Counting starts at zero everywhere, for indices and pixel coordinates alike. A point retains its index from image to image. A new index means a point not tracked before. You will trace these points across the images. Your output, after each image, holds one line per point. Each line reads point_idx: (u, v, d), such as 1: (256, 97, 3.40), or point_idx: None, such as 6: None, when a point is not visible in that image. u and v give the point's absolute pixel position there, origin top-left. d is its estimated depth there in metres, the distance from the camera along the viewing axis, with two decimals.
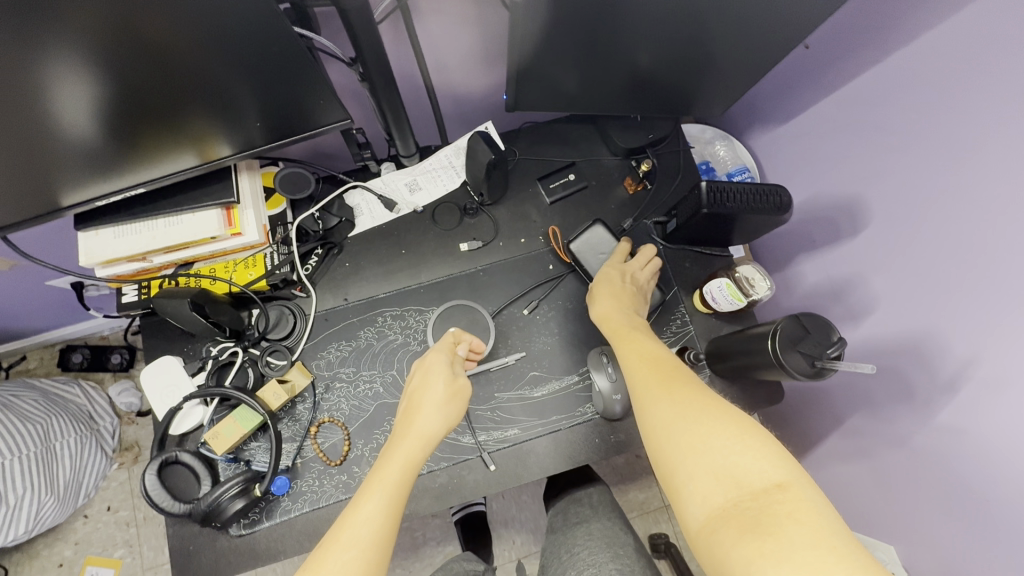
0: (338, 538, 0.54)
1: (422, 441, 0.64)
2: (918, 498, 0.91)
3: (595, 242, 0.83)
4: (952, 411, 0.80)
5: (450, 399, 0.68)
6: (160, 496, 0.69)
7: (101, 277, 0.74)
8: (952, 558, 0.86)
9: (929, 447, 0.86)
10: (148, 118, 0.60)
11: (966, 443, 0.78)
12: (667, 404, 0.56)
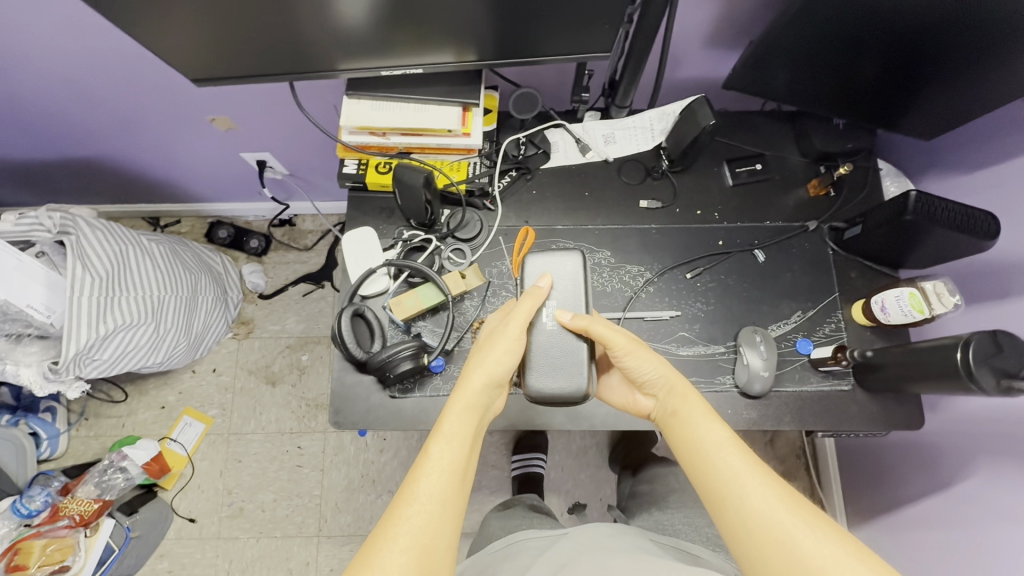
0: (416, 484, 0.59)
1: (476, 395, 0.66)
2: None
3: (560, 271, 0.73)
4: None
5: (502, 360, 0.68)
6: (344, 336, 0.78)
7: (345, 140, 0.85)
8: None
9: None
10: (457, 8, 0.67)
11: None
12: (784, 517, 0.57)
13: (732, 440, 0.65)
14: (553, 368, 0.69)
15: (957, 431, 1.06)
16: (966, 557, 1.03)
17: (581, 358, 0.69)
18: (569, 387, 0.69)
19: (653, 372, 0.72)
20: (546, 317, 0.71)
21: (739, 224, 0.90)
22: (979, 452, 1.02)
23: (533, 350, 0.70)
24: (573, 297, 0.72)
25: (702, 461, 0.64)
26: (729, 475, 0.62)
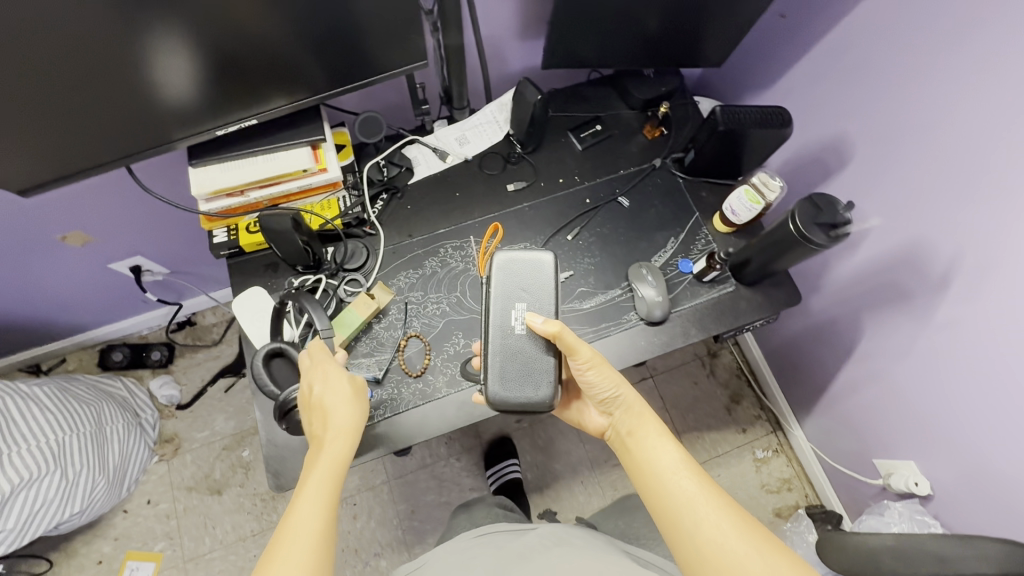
0: (280, 553, 0.56)
1: (335, 449, 0.67)
2: (935, 398, 1.06)
3: (533, 273, 0.74)
4: (946, 305, 0.96)
5: (342, 404, 0.70)
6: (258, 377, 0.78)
7: (205, 210, 0.84)
8: (966, 443, 1.02)
9: (934, 345, 1.02)
10: (267, 51, 0.70)
11: (966, 329, 0.94)
12: (736, 542, 0.62)
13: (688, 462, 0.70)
14: (522, 380, 0.72)
15: (842, 300, 1.20)
16: (890, 404, 1.17)
17: (544, 367, 0.72)
18: (532, 396, 0.72)
19: (611, 389, 0.75)
20: (516, 322, 0.73)
21: (599, 180, 0.99)
22: (864, 311, 1.15)
23: (508, 360, 0.72)
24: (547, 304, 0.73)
25: (660, 486, 0.69)
26: (688, 499, 0.66)
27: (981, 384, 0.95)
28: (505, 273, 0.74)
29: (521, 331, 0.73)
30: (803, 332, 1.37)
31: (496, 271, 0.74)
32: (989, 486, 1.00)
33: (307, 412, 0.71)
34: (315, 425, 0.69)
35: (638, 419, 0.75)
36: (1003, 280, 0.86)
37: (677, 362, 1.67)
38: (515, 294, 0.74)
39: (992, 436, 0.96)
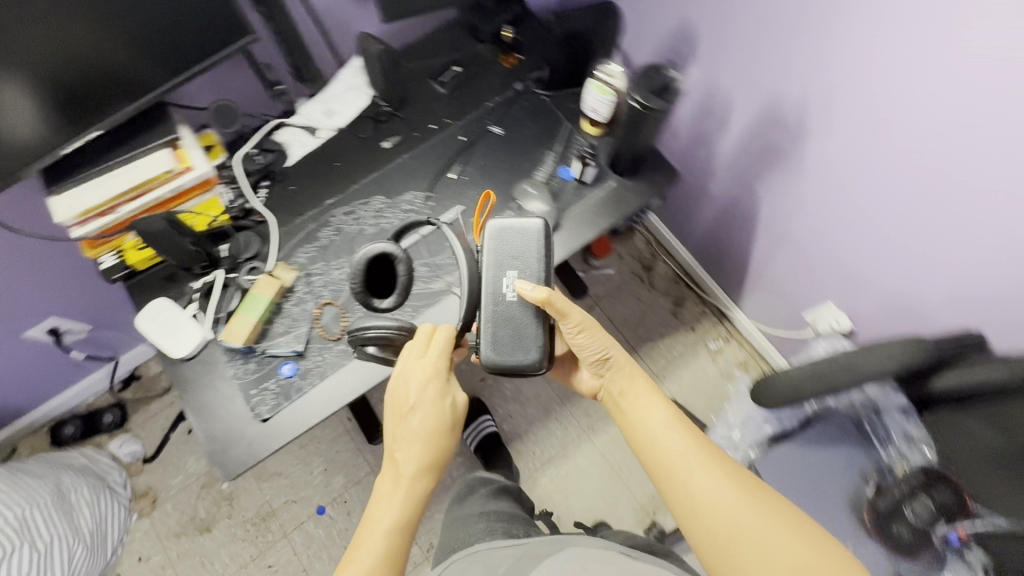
0: (367, 534, 0.69)
1: (417, 482, 0.73)
2: (829, 238, 1.14)
3: (515, 235, 0.75)
4: (809, 146, 1.04)
5: (438, 437, 0.74)
6: (359, 277, 0.80)
7: (78, 239, 0.83)
8: (864, 269, 1.11)
9: (812, 188, 1.10)
10: (84, 51, 0.71)
11: (829, 162, 1.02)
12: (720, 489, 0.65)
13: (678, 419, 0.73)
14: (512, 346, 0.73)
15: (732, 175, 1.28)
16: (799, 258, 1.26)
17: (532, 335, 0.73)
18: (522, 360, 0.73)
19: (603, 349, 0.77)
20: (504, 288, 0.74)
21: (468, 116, 1.03)
22: (750, 179, 1.23)
23: (496, 329, 0.74)
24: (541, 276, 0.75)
25: (649, 445, 0.72)
26: (674, 454, 0.69)
27: (852, 209, 1.04)
28: (497, 241, 0.75)
29: (511, 299, 0.74)
30: (715, 219, 1.45)
31: (489, 238, 0.75)
32: (886, 297, 1.10)
33: (391, 426, 0.75)
34: (394, 447, 0.74)
35: (628, 380, 0.78)
36: (841, 105, 0.94)
37: (616, 286, 1.74)
38: (506, 263, 0.75)
39: (880, 253, 1.05)
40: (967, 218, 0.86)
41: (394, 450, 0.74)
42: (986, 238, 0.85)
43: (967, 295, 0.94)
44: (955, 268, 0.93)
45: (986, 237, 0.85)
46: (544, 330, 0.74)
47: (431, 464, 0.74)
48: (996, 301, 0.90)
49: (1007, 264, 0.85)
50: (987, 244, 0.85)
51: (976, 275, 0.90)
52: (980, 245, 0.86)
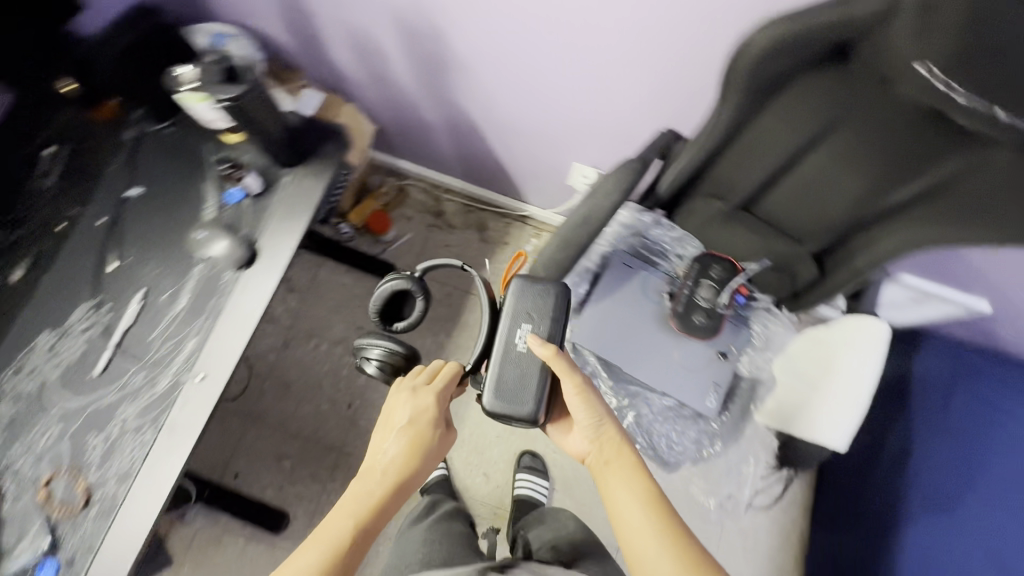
0: (317, 536, 0.80)
1: (379, 501, 0.83)
2: (530, 112, 1.19)
3: (537, 312, 0.92)
4: (456, 43, 1.06)
5: (414, 459, 0.86)
6: (382, 294, 0.92)
7: None
8: (569, 123, 1.18)
9: (487, 78, 1.13)
10: None
11: (479, 50, 1.05)
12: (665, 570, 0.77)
13: (630, 458, 0.89)
14: (512, 397, 0.90)
15: (424, 97, 1.27)
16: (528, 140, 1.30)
17: (533, 386, 0.90)
18: (518, 408, 0.90)
19: (590, 416, 0.90)
20: (517, 341, 0.92)
21: (96, 197, 0.99)
22: (438, 94, 1.24)
23: (506, 377, 0.91)
24: (547, 331, 0.92)
25: (617, 513, 0.85)
26: (629, 514, 0.83)
27: (520, 73, 1.07)
28: (517, 299, 0.93)
29: (521, 349, 0.91)
30: (453, 142, 1.44)
31: (512, 294, 0.93)
32: (598, 131, 1.17)
33: (376, 446, 0.88)
34: (369, 467, 0.86)
35: (613, 444, 0.90)
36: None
37: (419, 245, 1.72)
38: (520, 319, 0.93)
39: (568, 105, 1.12)
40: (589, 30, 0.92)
41: (369, 472, 0.86)
42: (610, 40, 0.93)
43: (637, 94, 1.03)
44: (613, 77, 1.01)
45: (609, 39, 0.93)
46: (543, 379, 0.91)
47: (400, 489, 0.85)
48: (653, 86, 1.00)
49: (636, 53, 0.94)
50: (613, 43, 0.93)
51: (628, 74, 0.99)
52: (610, 46, 0.94)
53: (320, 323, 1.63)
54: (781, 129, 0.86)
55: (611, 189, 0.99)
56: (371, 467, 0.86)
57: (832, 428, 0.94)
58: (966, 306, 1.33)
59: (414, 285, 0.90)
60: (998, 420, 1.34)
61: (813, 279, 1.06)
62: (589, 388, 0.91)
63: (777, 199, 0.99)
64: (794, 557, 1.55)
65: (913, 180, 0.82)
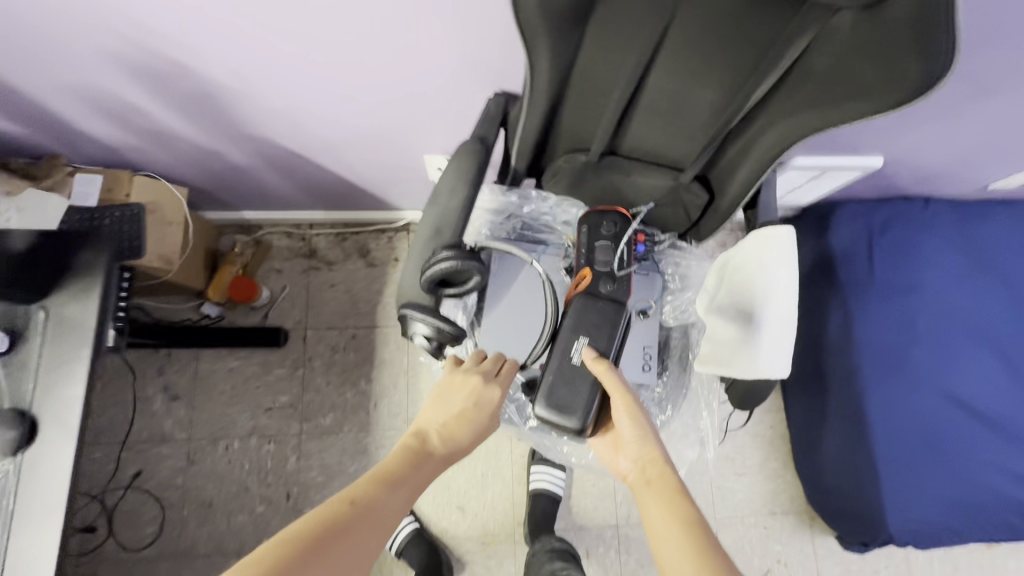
0: (335, 504, 0.65)
1: (422, 470, 0.75)
2: (341, 122, 1.02)
3: (596, 323, 0.89)
4: (210, 65, 0.86)
5: (471, 427, 0.80)
6: (434, 272, 0.77)
7: None
8: (388, 122, 1.02)
9: (268, 98, 0.94)
10: None
11: (239, 66, 0.86)
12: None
13: (665, 477, 0.78)
14: (559, 407, 0.87)
15: (218, 139, 1.06)
16: (361, 153, 1.14)
17: (583, 398, 0.87)
18: (563, 420, 0.87)
19: (636, 430, 0.84)
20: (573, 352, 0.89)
21: None
22: (230, 131, 1.03)
23: (560, 385, 0.88)
24: (606, 343, 0.89)
25: (654, 529, 0.72)
26: (670, 524, 0.71)
27: (297, 76, 0.89)
28: (578, 313, 0.91)
29: (576, 361, 0.88)
30: (285, 177, 1.24)
31: (572, 306, 0.91)
32: (427, 113, 0.99)
33: (432, 418, 0.80)
34: (423, 440, 0.78)
35: (660, 469, 0.79)
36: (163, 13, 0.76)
37: (302, 294, 1.51)
38: (577, 332, 0.90)
39: (376, 102, 0.96)
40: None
41: (424, 445, 0.78)
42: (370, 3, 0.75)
43: (440, 58, 0.85)
44: (404, 47, 0.83)
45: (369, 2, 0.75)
46: (593, 397, 0.87)
47: (449, 462, 0.79)
48: (452, 42, 0.82)
49: (409, 10, 0.76)
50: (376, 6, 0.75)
51: (417, 37, 0.81)
52: (375, 11, 0.76)
53: (222, 421, 1.43)
54: (607, 58, 0.73)
55: (455, 185, 0.83)
56: (423, 438, 0.79)
57: (769, 356, 0.84)
58: (861, 166, 1.25)
59: (471, 262, 0.77)
60: (915, 268, 1.36)
61: (705, 204, 0.95)
62: (636, 404, 0.85)
63: (636, 134, 0.87)
64: (784, 463, 1.53)
65: (769, 71, 0.71)
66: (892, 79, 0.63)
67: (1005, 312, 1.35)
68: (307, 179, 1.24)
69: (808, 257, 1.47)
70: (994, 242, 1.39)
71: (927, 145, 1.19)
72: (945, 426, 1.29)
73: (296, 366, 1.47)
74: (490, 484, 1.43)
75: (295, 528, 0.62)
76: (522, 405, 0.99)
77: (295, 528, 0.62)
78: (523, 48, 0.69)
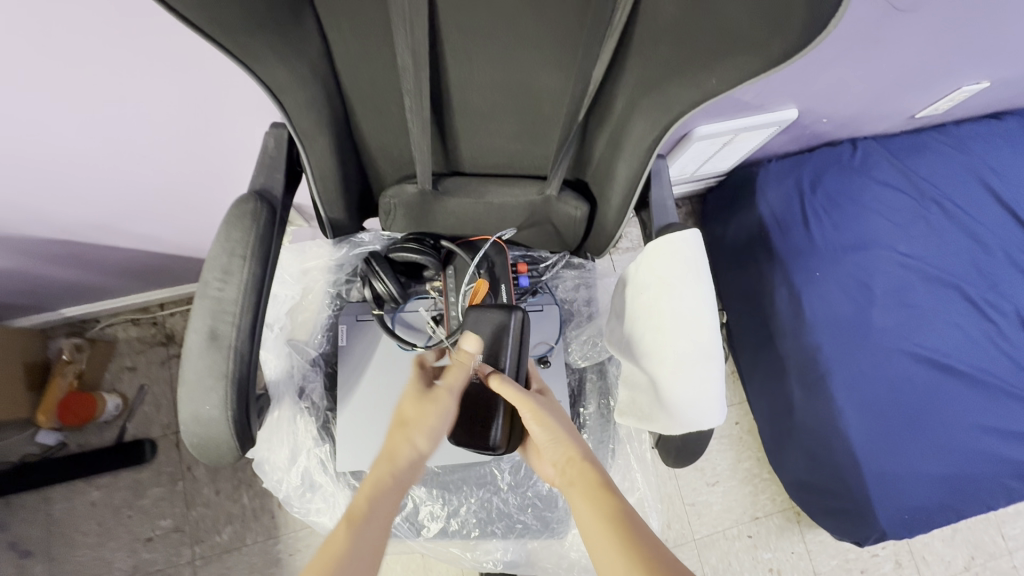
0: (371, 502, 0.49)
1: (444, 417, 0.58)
2: (103, 192, 0.77)
3: (486, 333, 0.65)
4: None
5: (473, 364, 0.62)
6: (401, 249, 0.76)
7: None
8: (169, 180, 0.78)
9: None
10: None
11: None
12: None
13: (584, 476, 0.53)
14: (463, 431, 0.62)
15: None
16: (162, 222, 0.89)
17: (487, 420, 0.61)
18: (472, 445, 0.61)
19: (545, 434, 0.58)
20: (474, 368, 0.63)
21: None
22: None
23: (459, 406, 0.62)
24: (508, 344, 0.64)
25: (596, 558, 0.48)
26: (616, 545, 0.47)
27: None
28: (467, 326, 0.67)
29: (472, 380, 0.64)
30: (84, 267, 0.97)
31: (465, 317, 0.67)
32: (203, 159, 0.76)
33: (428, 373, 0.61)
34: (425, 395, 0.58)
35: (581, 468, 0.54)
36: None
37: (167, 393, 1.24)
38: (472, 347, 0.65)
39: (133, 161, 0.72)
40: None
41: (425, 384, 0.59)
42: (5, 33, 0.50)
43: (169, 89, 0.62)
44: (108, 86, 0.59)
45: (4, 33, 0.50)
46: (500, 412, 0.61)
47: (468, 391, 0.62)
48: (173, 68, 0.59)
49: (74, 34, 0.52)
50: (18, 34, 0.51)
51: (118, 69, 0.57)
52: (25, 45, 0.52)
53: (93, 569, 1.13)
54: (382, 47, 0.50)
55: (228, 264, 0.58)
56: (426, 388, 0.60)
57: (697, 405, 0.63)
58: (776, 123, 1.07)
59: (426, 257, 0.75)
60: (855, 221, 1.18)
61: (587, 214, 0.73)
62: (542, 404, 0.60)
63: (471, 145, 0.65)
64: (757, 459, 1.37)
65: (606, 34, 0.49)
66: (768, 17, 0.42)
67: (961, 250, 1.18)
68: (112, 262, 0.97)
69: (741, 230, 1.29)
70: (935, 174, 1.23)
71: (841, 85, 1.02)
72: (922, 392, 1.09)
73: (174, 481, 1.19)
74: (433, 565, 1.13)
75: (335, 536, 0.46)
76: (412, 516, 0.76)
77: (335, 533, 0.46)
78: (239, 64, 0.45)
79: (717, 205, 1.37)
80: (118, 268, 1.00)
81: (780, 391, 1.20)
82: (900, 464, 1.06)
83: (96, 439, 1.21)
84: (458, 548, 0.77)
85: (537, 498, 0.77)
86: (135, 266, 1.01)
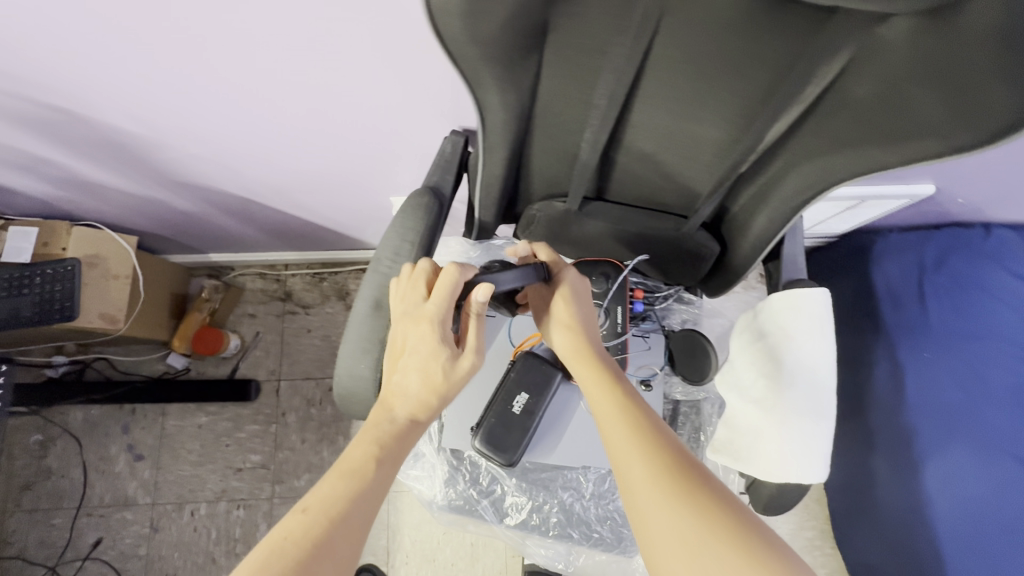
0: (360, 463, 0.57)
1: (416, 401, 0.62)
2: (289, 166, 0.89)
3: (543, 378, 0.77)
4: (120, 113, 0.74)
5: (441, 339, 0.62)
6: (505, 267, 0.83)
7: None
8: (341, 166, 0.90)
9: (196, 143, 0.82)
10: None
11: (154, 113, 0.74)
12: (652, 503, 0.51)
13: (650, 453, 0.54)
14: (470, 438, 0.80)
15: (156, 189, 0.94)
16: (320, 198, 1.01)
17: (484, 439, 0.76)
18: (494, 455, 0.76)
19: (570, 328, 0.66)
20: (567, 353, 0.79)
21: None
22: (163, 179, 0.91)
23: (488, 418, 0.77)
24: (559, 402, 0.80)
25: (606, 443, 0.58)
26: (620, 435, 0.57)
27: (218, 118, 0.76)
28: (528, 366, 0.78)
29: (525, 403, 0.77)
30: (244, 221, 1.11)
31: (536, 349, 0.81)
32: (380, 153, 0.86)
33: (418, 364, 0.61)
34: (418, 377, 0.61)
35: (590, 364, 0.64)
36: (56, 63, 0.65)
37: (277, 343, 1.38)
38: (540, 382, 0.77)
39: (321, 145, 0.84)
40: (239, 30, 0.60)
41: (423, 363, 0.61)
42: (278, 37, 0.61)
43: (379, 95, 0.72)
44: (333, 84, 0.69)
45: (273, 36, 0.61)
46: (509, 437, 0.76)
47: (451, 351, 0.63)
48: (390, 80, 0.68)
49: (326, 45, 0.62)
50: (286, 40, 0.61)
51: (344, 74, 0.67)
52: (287, 46, 0.62)
53: (191, 484, 1.28)
54: (582, 89, 0.57)
55: (399, 247, 0.67)
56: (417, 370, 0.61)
57: (799, 459, 0.65)
58: (909, 196, 1.06)
59: None
60: (977, 308, 1.12)
61: (715, 256, 0.77)
62: (575, 296, 0.68)
63: (624, 177, 0.70)
64: (821, 531, 1.32)
65: (792, 103, 0.53)
66: (962, 112, 0.45)
67: None
68: (268, 221, 1.11)
69: (847, 296, 1.27)
70: None
71: (991, 170, 0.99)
72: None
73: (269, 423, 1.32)
74: (482, 555, 1.21)
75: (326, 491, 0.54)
76: (498, 502, 0.82)
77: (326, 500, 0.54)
78: (469, 85, 0.53)
79: (825, 266, 1.35)
80: (269, 227, 1.14)
81: (862, 466, 1.17)
82: (992, 575, 0.99)
83: (212, 371, 1.36)
84: (533, 542, 0.82)
85: (616, 513, 0.81)
86: (283, 228, 1.14)
